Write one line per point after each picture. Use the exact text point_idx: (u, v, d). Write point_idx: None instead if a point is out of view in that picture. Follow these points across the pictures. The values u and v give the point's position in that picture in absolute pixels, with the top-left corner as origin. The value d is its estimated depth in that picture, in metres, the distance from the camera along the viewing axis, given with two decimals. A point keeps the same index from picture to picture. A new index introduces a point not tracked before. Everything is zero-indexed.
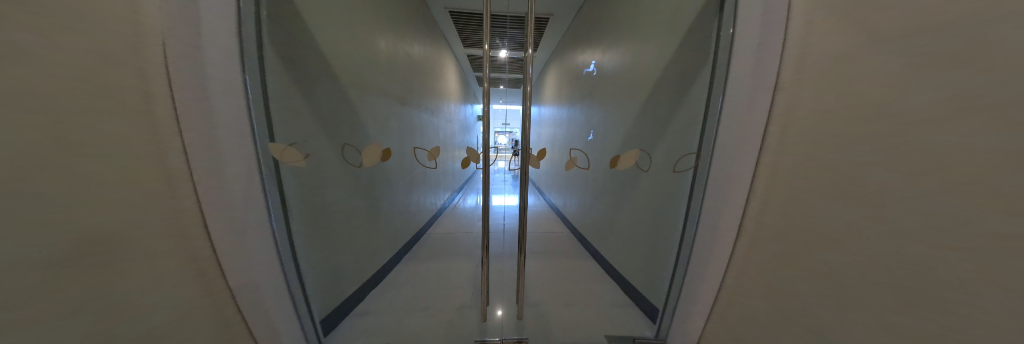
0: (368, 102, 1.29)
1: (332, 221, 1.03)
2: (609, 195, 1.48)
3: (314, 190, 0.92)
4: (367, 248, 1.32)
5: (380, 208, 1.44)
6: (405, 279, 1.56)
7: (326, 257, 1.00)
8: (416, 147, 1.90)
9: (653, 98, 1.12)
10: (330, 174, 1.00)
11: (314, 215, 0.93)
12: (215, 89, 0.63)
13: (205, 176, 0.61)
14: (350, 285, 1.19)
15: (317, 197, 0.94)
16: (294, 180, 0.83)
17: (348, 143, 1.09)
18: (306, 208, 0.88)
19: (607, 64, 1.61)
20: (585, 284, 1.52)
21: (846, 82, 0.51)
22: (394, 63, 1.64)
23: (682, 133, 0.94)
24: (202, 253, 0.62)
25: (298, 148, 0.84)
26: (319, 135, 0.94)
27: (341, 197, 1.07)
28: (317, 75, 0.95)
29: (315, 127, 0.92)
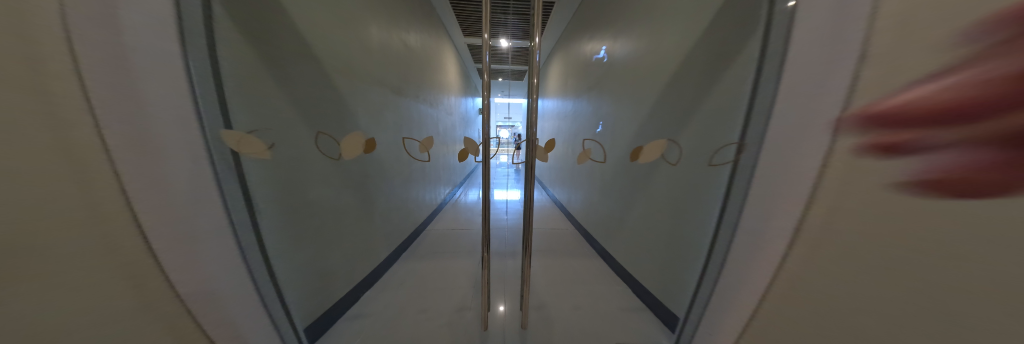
0: (357, 89, 1.17)
1: (315, 221, 0.92)
2: (620, 192, 1.37)
3: (288, 187, 0.80)
4: (359, 249, 1.22)
5: (373, 205, 1.33)
6: (403, 279, 1.48)
7: (308, 260, 0.90)
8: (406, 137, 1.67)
9: (675, 84, 0.99)
10: (312, 168, 0.89)
11: (291, 215, 0.82)
12: (142, 60, 0.47)
13: (137, 177, 0.46)
14: (340, 288, 1.10)
15: (295, 195, 0.83)
16: (261, 174, 0.71)
17: (321, 130, 0.93)
18: (278, 207, 0.77)
19: (618, 50, 1.46)
20: (595, 285, 1.43)
21: (992, 31, 0.31)
22: (387, 50, 1.52)
23: (714, 122, 0.82)
24: (146, 275, 0.48)
25: (259, 136, 0.70)
26: (291, 124, 0.82)
27: (325, 194, 0.96)
28: (291, 55, 0.82)
29: (286, 114, 0.80)
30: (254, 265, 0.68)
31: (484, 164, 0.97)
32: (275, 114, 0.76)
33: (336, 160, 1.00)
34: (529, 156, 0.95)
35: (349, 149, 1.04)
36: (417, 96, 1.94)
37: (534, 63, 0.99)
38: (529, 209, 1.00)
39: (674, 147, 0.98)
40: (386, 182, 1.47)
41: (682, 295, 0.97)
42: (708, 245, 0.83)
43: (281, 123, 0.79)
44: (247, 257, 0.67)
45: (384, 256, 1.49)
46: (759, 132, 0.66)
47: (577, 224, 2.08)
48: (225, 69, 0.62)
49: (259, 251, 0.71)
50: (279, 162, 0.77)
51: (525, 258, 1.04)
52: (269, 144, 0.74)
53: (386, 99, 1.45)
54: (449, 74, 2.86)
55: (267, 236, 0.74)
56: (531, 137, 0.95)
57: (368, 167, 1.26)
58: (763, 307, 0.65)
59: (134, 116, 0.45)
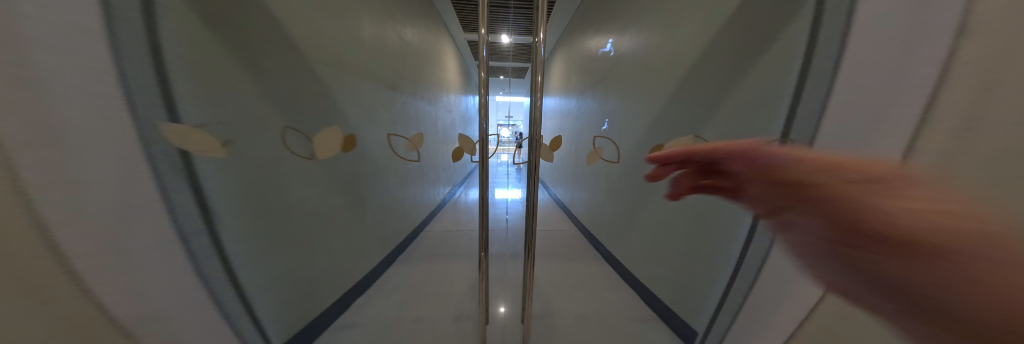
0: (344, 82, 1.07)
1: (295, 226, 0.83)
2: (630, 194, 1.27)
3: (262, 190, 0.71)
4: (348, 254, 1.13)
5: (365, 207, 1.25)
6: (399, 284, 1.41)
7: (287, 269, 0.81)
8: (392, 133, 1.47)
9: (693, 78, 0.89)
10: (291, 170, 0.80)
11: (264, 221, 0.72)
12: (57, 41, 0.36)
13: (51, 190, 0.36)
14: (326, 297, 1.02)
15: (270, 200, 0.73)
16: (224, 176, 0.61)
17: (286, 125, 0.77)
18: (251, 216, 0.68)
19: (625, 42, 1.36)
20: (602, 292, 1.35)
21: None
22: (381, 43, 1.42)
23: (739, 116, 0.72)
24: (77, 307, 0.40)
25: (210, 131, 0.57)
26: (266, 118, 0.71)
27: (306, 196, 0.86)
28: (266, 45, 0.72)
29: (259, 106, 0.69)
30: (213, 280, 0.59)
31: (483, 164, 0.88)
32: (246, 107, 0.66)
33: (309, 159, 0.86)
34: (534, 156, 0.86)
35: (324, 148, 0.87)
36: (414, 92, 1.84)
37: (539, 52, 0.89)
38: (530, 214, 0.92)
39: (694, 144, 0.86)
40: (381, 183, 1.39)
41: (706, 306, 0.89)
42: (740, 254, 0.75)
43: (252, 117, 0.68)
44: (203, 273, 0.56)
45: (378, 260, 1.41)
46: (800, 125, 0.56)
47: (580, 225, 2.00)
48: (172, 49, 0.51)
49: (222, 264, 0.61)
50: (248, 161, 0.67)
51: (527, 266, 0.96)
52: (226, 140, 0.61)
53: (380, 94, 1.36)
54: (448, 70, 2.76)
55: (233, 247, 0.63)
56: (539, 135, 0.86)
57: (359, 166, 1.17)
58: (812, 318, 0.58)
59: (49, 113, 0.36)
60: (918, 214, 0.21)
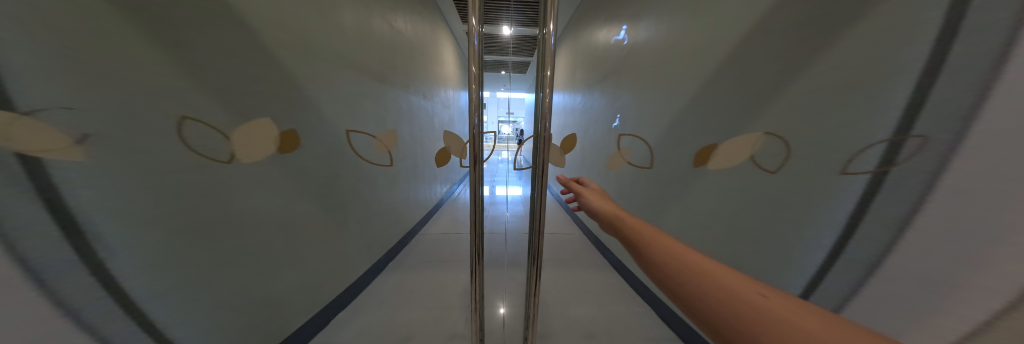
0: (312, 71, 0.91)
1: (244, 242, 0.69)
2: (641, 199, 1.12)
3: (188, 200, 0.56)
4: (322, 266, 1.00)
5: (346, 213, 1.11)
6: (387, 295, 1.28)
7: (233, 293, 0.67)
8: (349, 130, 1.08)
9: (726, 66, 0.73)
10: (236, 175, 0.64)
11: (192, 240, 0.57)
12: None
13: None
14: (294, 316, 0.89)
15: (200, 214, 0.58)
16: (119, 187, 0.45)
17: (184, 116, 0.54)
18: (168, 236, 0.53)
19: (641, 28, 1.19)
20: (613, 306, 1.22)
21: None
22: (366, 29, 1.26)
23: (794, 110, 0.56)
24: None
25: (59, 122, 0.37)
26: (195, 110, 0.55)
27: (256, 206, 0.71)
28: (196, 19, 0.56)
29: (182, 95, 0.53)
30: (103, 324, 0.44)
31: (473, 169, 0.73)
32: (157, 94, 0.50)
33: (230, 163, 0.63)
34: (543, 158, 0.71)
35: (251, 148, 0.67)
36: (407, 86, 1.69)
37: (548, 30, 0.67)
38: (536, 223, 0.77)
39: (763, 143, 0.63)
40: (368, 185, 1.26)
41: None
42: (797, 284, 0.58)
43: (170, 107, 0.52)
44: (80, 317, 0.41)
45: (364, 269, 1.29)
46: (908, 119, 0.40)
47: (585, 228, 1.88)
48: None
49: (115, 303, 0.46)
50: (164, 166, 0.51)
51: (533, 283, 0.81)
52: (89, 134, 0.40)
53: (363, 86, 1.21)
54: (446, 64, 2.59)
55: (134, 277, 0.48)
56: (547, 132, 0.69)
57: (337, 167, 1.03)
58: None
59: None
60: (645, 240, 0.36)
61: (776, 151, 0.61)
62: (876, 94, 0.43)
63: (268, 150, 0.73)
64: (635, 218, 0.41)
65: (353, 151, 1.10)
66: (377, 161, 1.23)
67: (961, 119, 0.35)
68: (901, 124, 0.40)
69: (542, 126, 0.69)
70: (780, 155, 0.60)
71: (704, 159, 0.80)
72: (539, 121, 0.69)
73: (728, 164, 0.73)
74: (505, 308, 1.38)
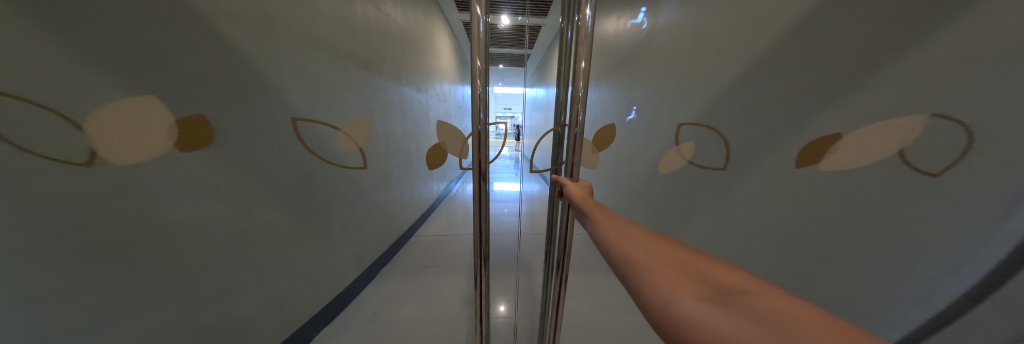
0: (275, 53, 0.76)
1: (175, 261, 0.55)
2: (665, 200, 1.00)
3: (70, 215, 0.41)
4: (296, 279, 0.87)
5: (328, 218, 0.99)
6: (378, 307, 1.15)
7: (153, 325, 0.53)
8: (297, 120, 0.83)
9: (772, 47, 0.61)
10: (162, 176, 0.51)
11: (83, 264, 0.43)
12: None
13: None
14: (266, 337, 0.77)
15: (100, 228, 0.44)
16: None
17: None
18: (47, 260, 0.39)
19: (659, 11, 1.07)
20: (630, 316, 1.10)
21: None
22: (348, 11, 1.11)
23: (868, 91, 0.44)
24: None
25: None
26: (75, 87, 0.39)
27: (197, 216, 0.57)
28: None
29: (50, 64, 0.37)
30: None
31: (476, 171, 0.60)
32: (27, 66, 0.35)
33: (91, 164, 0.42)
34: (573, 158, 0.58)
35: (122, 145, 0.45)
36: (399, 77, 1.56)
37: (581, 15, 0.54)
38: (563, 235, 0.64)
39: (921, 133, 0.38)
40: (355, 185, 1.13)
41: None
42: (886, 309, 0.46)
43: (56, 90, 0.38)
44: None
45: (354, 277, 1.18)
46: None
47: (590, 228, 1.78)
48: None
49: None
50: (29, 168, 0.36)
51: (554, 301, 0.69)
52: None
53: (343, 75, 1.06)
54: (442, 56, 2.42)
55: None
56: (580, 129, 0.57)
57: (310, 167, 0.88)
58: None
59: None
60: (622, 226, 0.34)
61: (943, 144, 0.37)
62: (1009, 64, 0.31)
63: (160, 147, 0.50)
64: (604, 207, 0.43)
65: (306, 150, 0.86)
66: (341, 162, 0.97)
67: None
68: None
69: (573, 121, 0.57)
70: (949, 151, 0.36)
71: (812, 158, 0.54)
72: (570, 117, 0.56)
73: (852, 165, 0.47)
74: (505, 306, 1.29)
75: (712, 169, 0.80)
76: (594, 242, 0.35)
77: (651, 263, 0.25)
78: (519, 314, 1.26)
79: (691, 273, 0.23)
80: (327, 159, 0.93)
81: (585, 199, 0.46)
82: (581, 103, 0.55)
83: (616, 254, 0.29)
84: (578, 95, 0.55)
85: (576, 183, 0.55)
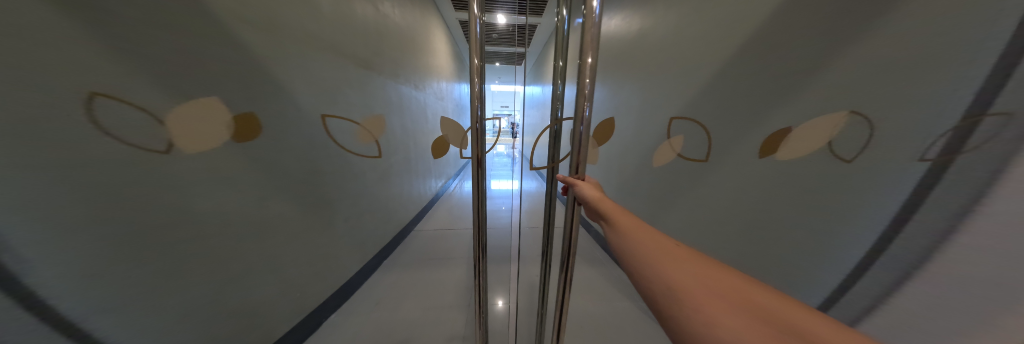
0: (281, 54, 0.80)
1: (204, 247, 0.60)
2: (649, 192, 1.09)
3: (130, 200, 0.47)
4: (307, 266, 0.93)
5: (332, 212, 1.04)
6: (382, 295, 1.22)
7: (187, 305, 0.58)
8: (327, 114, 0.96)
9: (741, 54, 0.69)
10: (195, 172, 0.57)
11: (132, 247, 0.48)
12: None
13: None
14: (277, 322, 0.83)
15: (152, 214, 0.50)
16: (49, 184, 0.38)
17: (92, 91, 0.41)
18: (109, 239, 0.45)
19: (646, 15, 1.14)
20: (616, 302, 1.21)
21: None
22: (348, 12, 1.15)
23: (814, 88, 0.51)
24: None
25: None
26: (130, 88, 0.45)
27: (219, 207, 0.63)
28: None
29: (110, 70, 0.43)
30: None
31: (476, 160, 0.66)
32: (111, 73, 0.43)
33: (168, 152, 0.51)
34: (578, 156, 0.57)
35: (199, 134, 0.56)
36: (398, 76, 1.60)
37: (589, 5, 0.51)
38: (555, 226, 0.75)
39: (844, 126, 0.47)
40: (358, 180, 1.18)
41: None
42: (804, 276, 0.55)
43: (139, 91, 0.46)
44: None
45: (357, 269, 1.23)
46: (964, 92, 0.33)
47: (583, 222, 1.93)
48: None
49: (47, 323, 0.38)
50: (108, 158, 0.43)
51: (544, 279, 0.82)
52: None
53: (345, 73, 1.10)
54: (439, 54, 2.45)
55: (56, 294, 0.39)
56: (585, 127, 0.56)
57: (315, 161, 0.93)
58: None
59: None
60: (657, 244, 0.33)
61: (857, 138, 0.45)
62: (916, 69, 0.37)
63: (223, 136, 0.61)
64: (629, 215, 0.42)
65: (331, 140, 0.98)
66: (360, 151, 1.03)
67: (1017, 93, 0.29)
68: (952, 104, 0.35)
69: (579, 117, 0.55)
70: (861, 139, 0.45)
71: (770, 149, 0.62)
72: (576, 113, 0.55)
73: (801, 154, 0.55)
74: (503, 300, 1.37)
75: (694, 161, 0.85)
76: (629, 262, 0.34)
77: (707, 303, 0.24)
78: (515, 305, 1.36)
79: (764, 320, 0.22)
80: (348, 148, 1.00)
81: (605, 202, 0.46)
82: (587, 100, 0.54)
83: (662, 284, 0.28)
84: (584, 87, 0.53)
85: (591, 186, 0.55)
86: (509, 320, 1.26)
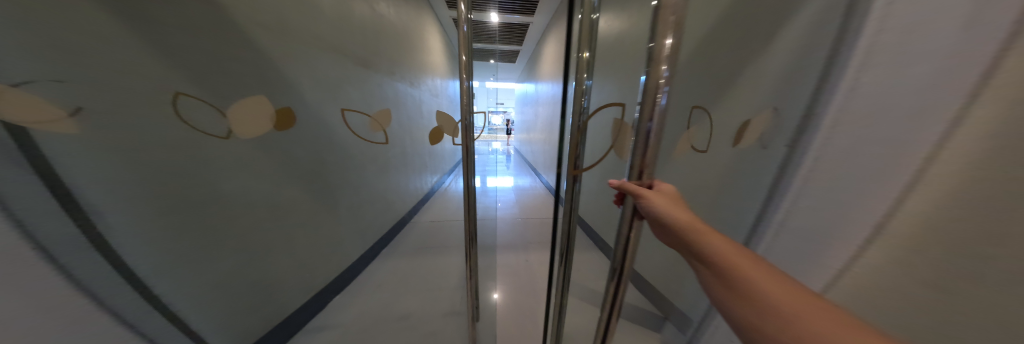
0: (291, 55, 0.88)
1: (236, 226, 0.69)
2: None
3: (196, 178, 0.59)
4: (316, 249, 1.02)
5: (338, 200, 1.13)
6: (383, 279, 1.32)
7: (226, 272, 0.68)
8: (344, 108, 1.13)
9: (695, 57, 0.82)
10: (231, 156, 0.67)
11: (189, 218, 0.58)
12: None
13: None
14: (289, 298, 0.92)
15: (207, 190, 0.61)
16: (143, 162, 0.50)
17: (179, 92, 0.55)
18: (174, 211, 0.56)
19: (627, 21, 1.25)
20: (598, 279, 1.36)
21: None
22: (348, 12, 1.22)
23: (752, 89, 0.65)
24: None
25: (46, 94, 0.38)
26: (172, 85, 0.54)
27: (248, 188, 0.72)
28: (201, 10, 0.60)
29: (158, 70, 0.52)
30: (112, 299, 0.46)
31: (465, 146, 0.75)
32: (175, 78, 0.55)
33: (226, 139, 0.65)
34: (644, 162, 0.47)
35: (248, 122, 0.70)
36: (394, 73, 1.67)
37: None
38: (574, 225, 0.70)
39: (762, 120, 0.63)
40: (360, 171, 1.27)
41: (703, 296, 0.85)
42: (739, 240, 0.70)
43: (197, 90, 0.58)
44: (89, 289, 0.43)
45: (359, 255, 1.32)
46: (816, 96, 0.50)
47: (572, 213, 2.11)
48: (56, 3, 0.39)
49: (127, 273, 0.48)
50: (179, 144, 0.56)
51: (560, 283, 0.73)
52: (83, 106, 0.41)
53: (346, 71, 1.18)
54: (433, 51, 2.51)
55: (133, 254, 0.49)
56: (656, 123, 0.45)
57: (322, 153, 1.02)
58: None
59: None
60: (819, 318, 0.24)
61: (776, 126, 0.60)
62: (812, 75, 0.51)
63: (268, 125, 0.77)
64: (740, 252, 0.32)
65: (346, 126, 1.13)
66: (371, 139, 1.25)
67: None
68: (818, 100, 0.50)
69: (647, 111, 0.45)
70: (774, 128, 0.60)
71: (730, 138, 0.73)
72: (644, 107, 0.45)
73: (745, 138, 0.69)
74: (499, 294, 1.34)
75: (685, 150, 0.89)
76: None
77: None
78: (513, 295, 1.33)
79: None
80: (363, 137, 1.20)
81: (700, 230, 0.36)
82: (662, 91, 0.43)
83: None
84: (659, 73, 0.43)
85: (668, 202, 0.42)
86: (504, 310, 1.23)
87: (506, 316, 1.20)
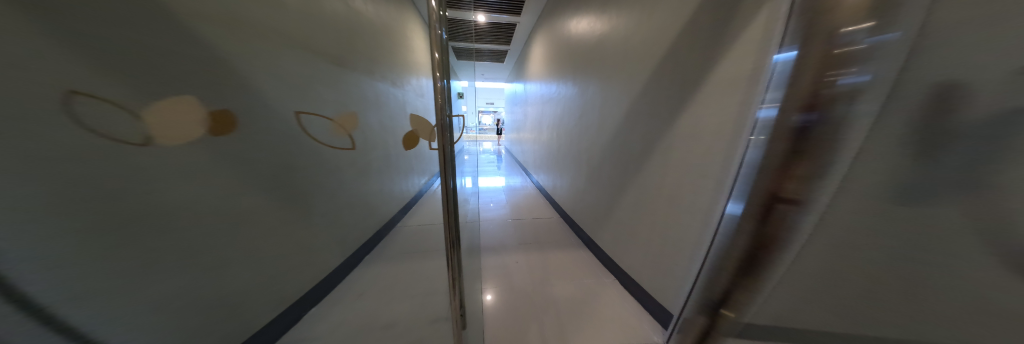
0: (248, 55, 0.81)
1: (174, 243, 0.62)
2: (620, 176, 1.24)
3: (103, 191, 0.51)
4: (286, 260, 0.95)
5: (311, 207, 1.07)
6: (366, 287, 1.26)
7: (156, 297, 0.59)
8: (298, 111, 0.99)
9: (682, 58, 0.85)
10: (160, 164, 0.59)
11: (97, 238, 0.50)
12: None
13: None
14: (255, 315, 0.84)
15: (126, 203, 0.54)
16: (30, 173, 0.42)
17: (74, 89, 0.46)
18: (79, 229, 0.48)
19: (618, 21, 1.28)
20: (587, 279, 1.39)
21: None
22: (320, 8, 1.16)
23: (732, 91, 0.68)
24: None
25: None
26: (72, 81, 0.46)
27: (187, 200, 0.64)
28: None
29: (58, 64, 0.44)
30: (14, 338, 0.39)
31: (441, 152, 0.70)
32: (77, 73, 0.46)
33: (146, 145, 0.56)
34: None
35: (173, 125, 0.60)
36: (374, 72, 1.60)
37: None
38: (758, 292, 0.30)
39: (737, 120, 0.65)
40: (337, 175, 1.22)
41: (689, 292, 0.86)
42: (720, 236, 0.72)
43: (104, 86, 0.50)
44: None
45: (337, 264, 1.24)
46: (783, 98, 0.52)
47: (562, 212, 2.13)
48: None
49: (21, 307, 0.41)
50: (81, 150, 0.47)
51: None
52: None
53: (317, 71, 1.12)
54: (417, 49, 2.43)
55: (27, 279, 0.42)
56: None
57: (290, 158, 0.95)
58: None
59: None
60: None
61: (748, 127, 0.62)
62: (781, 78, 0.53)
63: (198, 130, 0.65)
64: None
65: (301, 130, 1.00)
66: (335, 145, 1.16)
67: None
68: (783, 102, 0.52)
69: None
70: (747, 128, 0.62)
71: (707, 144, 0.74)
72: None
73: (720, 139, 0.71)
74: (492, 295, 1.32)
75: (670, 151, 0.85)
76: None
77: None
78: (507, 296, 1.30)
79: None
80: (325, 143, 1.12)
81: None
82: None
83: None
84: None
85: None
86: (498, 309, 1.22)
87: (503, 314, 1.19)
